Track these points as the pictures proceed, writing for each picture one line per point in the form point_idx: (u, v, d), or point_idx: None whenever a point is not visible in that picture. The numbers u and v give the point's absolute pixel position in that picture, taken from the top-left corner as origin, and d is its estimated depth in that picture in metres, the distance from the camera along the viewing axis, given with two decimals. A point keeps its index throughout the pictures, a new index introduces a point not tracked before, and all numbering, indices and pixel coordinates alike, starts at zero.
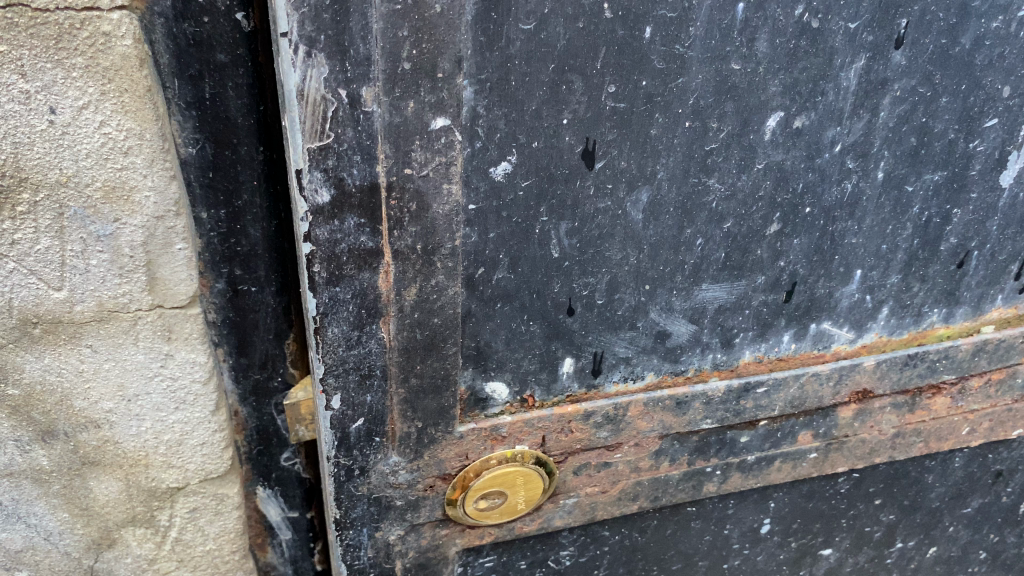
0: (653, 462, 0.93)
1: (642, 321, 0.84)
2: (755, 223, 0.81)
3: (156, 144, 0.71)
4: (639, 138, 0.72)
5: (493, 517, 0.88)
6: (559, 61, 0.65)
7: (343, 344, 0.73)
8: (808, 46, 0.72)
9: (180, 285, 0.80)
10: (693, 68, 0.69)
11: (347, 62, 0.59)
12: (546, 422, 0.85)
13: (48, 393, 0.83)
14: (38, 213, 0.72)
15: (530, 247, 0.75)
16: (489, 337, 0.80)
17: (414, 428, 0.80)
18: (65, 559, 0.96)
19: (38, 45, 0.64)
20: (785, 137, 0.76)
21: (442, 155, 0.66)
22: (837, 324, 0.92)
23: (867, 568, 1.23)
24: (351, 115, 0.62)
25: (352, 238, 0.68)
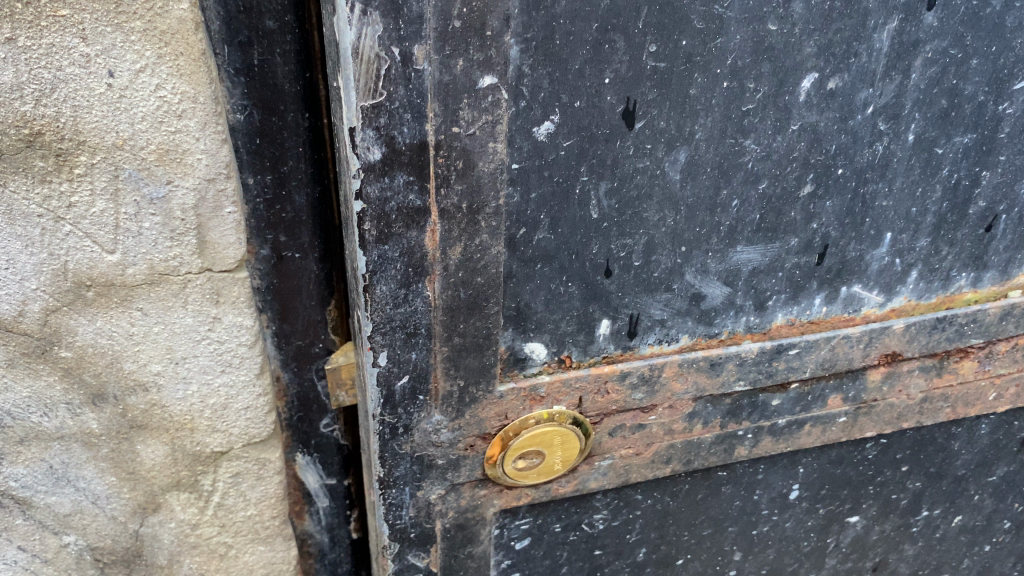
0: (686, 425, 0.95)
1: (678, 283, 0.86)
2: (790, 184, 0.83)
3: (209, 108, 0.73)
4: (679, 98, 0.74)
5: (531, 477, 0.90)
6: (602, 20, 0.67)
7: (391, 302, 0.75)
8: (842, 7, 0.73)
9: (228, 248, 0.83)
10: (731, 28, 0.71)
11: (400, 20, 0.61)
12: (584, 383, 0.87)
13: (99, 355, 0.85)
14: (95, 176, 0.74)
15: (570, 208, 0.77)
16: (529, 298, 0.81)
17: (456, 387, 0.82)
18: (111, 524, 0.99)
19: (99, 9, 0.66)
20: (819, 98, 0.78)
21: (489, 113, 0.68)
22: (867, 287, 0.93)
23: (893, 537, 1.24)
24: (402, 73, 0.63)
25: (401, 196, 0.69)
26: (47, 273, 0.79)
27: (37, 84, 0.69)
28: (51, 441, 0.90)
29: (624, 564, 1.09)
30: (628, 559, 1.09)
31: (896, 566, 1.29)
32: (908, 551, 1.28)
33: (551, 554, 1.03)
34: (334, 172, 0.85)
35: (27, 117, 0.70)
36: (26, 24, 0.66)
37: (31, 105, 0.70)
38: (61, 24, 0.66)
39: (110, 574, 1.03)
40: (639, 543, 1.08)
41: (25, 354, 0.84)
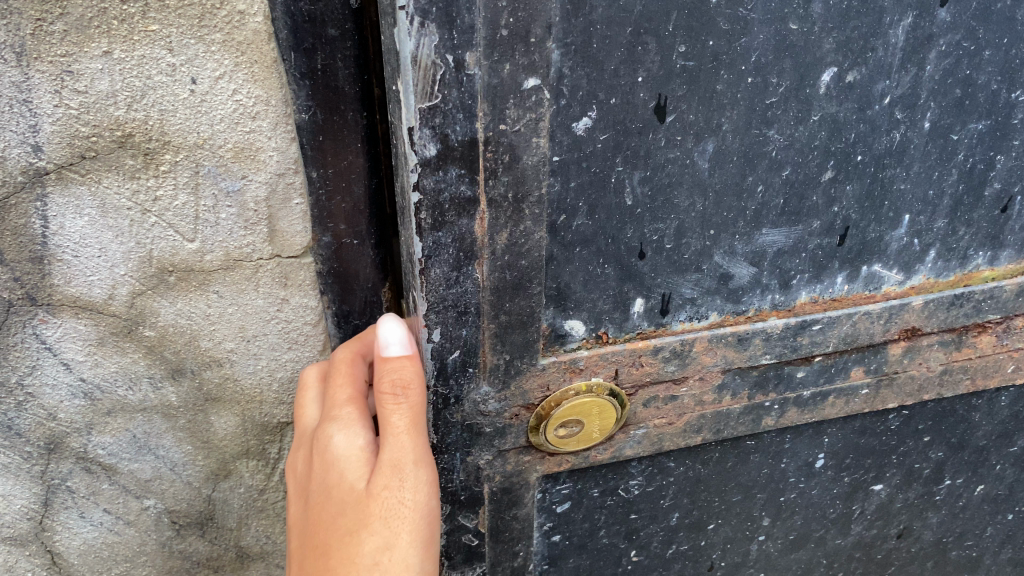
0: (716, 396, 1.02)
1: (707, 264, 0.92)
2: (812, 170, 0.89)
3: (280, 110, 0.82)
4: (706, 94, 0.80)
5: (572, 444, 0.98)
6: (635, 25, 0.74)
7: (444, 283, 0.81)
8: (858, 6, 0.79)
9: (296, 236, 0.91)
10: (755, 29, 0.77)
11: (453, 30, 0.67)
12: (620, 356, 0.94)
13: (179, 334, 0.94)
14: (178, 172, 0.83)
15: (606, 195, 0.83)
16: (569, 279, 0.88)
17: (502, 359, 0.90)
18: (187, 488, 1.08)
19: (185, 23, 0.75)
20: (838, 90, 0.84)
21: (532, 111, 0.74)
22: (887, 266, 0.99)
23: (917, 504, 1.30)
24: (455, 78, 0.70)
25: (454, 187, 0.76)
26: (134, 260, 0.88)
27: (129, 91, 0.77)
28: (136, 412, 1.00)
29: (659, 528, 1.16)
30: (662, 523, 1.16)
31: (920, 533, 1.35)
32: (932, 519, 1.34)
33: (590, 517, 1.11)
34: (389, 164, 0.91)
35: (119, 120, 0.79)
36: (121, 39, 0.75)
37: (123, 110, 0.78)
38: (152, 38, 0.75)
39: (185, 534, 1.13)
40: (672, 508, 1.15)
41: (113, 334, 0.93)
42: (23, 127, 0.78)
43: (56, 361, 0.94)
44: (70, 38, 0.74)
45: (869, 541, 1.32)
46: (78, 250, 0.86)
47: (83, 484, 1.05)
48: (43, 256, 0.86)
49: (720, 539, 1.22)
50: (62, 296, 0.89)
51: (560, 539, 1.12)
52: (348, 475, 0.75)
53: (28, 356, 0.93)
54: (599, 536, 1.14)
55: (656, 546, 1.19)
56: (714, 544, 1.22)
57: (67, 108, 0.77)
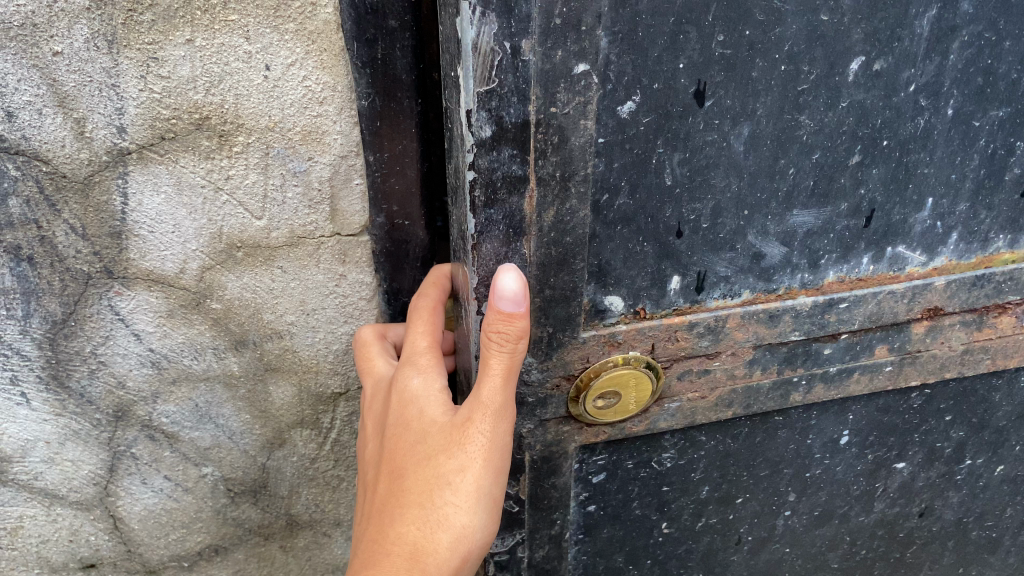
0: (747, 371, 1.06)
1: (741, 243, 0.97)
2: (840, 154, 0.94)
3: (345, 95, 0.89)
4: (742, 80, 0.86)
5: (609, 415, 1.02)
6: (678, 15, 0.80)
7: (494, 258, 0.85)
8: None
9: (355, 216, 0.97)
10: (788, 19, 0.83)
11: (512, 19, 0.72)
12: (657, 331, 0.98)
13: (243, 307, 1.00)
14: (249, 153, 0.89)
15: (647, 175, 0.89)
16: (610, 256, 0.93)
17: (546, 333, 0.94)
18: (243, 456, 1.14)
19: (261, 14, 0.82)
20: (865, 78, 0.89)
21: (581, 95, 0.79)
22: (910, 248, 1.03)
23: (938, 483, 1.35)
24: (512, 64, 0.74)
25: (506, 167, 0.79)
26: (205, 236, 0.94)
27: (207, 76, 0.84)
28: (199, 382, 1.05)
29: (690, 500, 1.21)
30: (692, 496, 1.21)
31: (940, 512, 1.39)
32: (953, 498, 1.38)
33: (624, 488, 1.16)
34: (440, 150, 0.97)
35: (198, 104, 0.85)
36: (203, 28, 0.81)
37: (202, 94, 0.85)
38: (231, 27, 0.82)
39: (239, 502, 1.18)
40: (703, 481, 1.20)
41: (183, 306, 0.99)
42: (110, 109, 0.84)
43: (128, 332, 0.99)
44: (157, 27, 0.80)
45: (892, 519, 1.36)
46: (154, 226, 0.92)
47: (147, 450, 1.09)
48: (121, 232, 0.92)
49: (748, 513, 1.27)
50: (137, 270, 0.95)
51: (595, 509, 1.17)
52: (428, 411, 0.82)
53: (102, 326, 0.98)
54: (632, 507, 1.20)
55: (686, 519, 1.24)
56: (742, 518, 1.27)
57: (150, 93, 0.84)
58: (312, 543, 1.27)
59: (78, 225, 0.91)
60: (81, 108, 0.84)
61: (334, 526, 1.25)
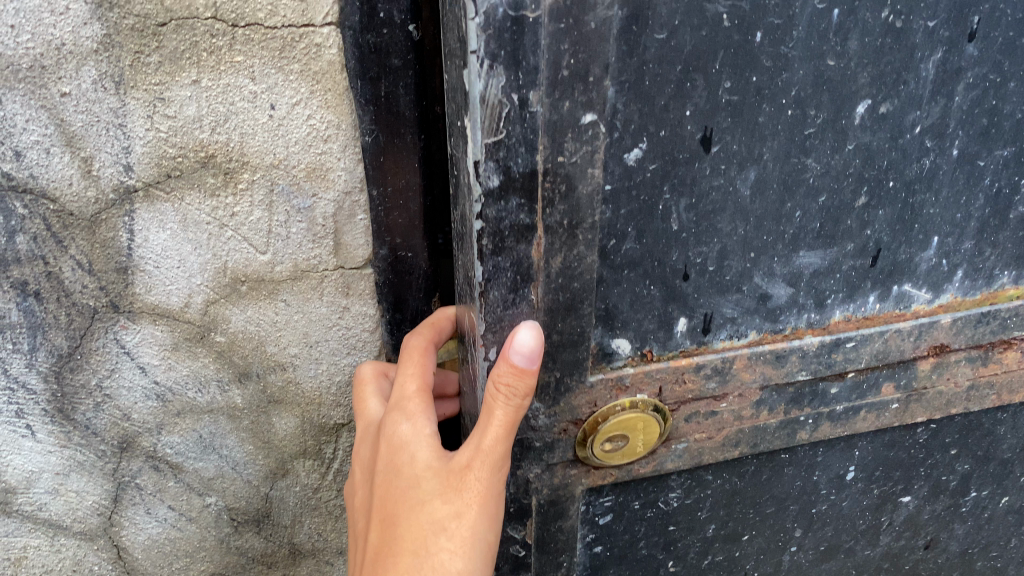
0: (754, 411, 1.01)
1: (747, 284, 0.92)
2: (846, 197, 0.90)
3: (350, 133, 0.89)
4: (749, 125, 0.81)
5: (617, 459, 0.96)
6: (685, 62, 0.75)
7: (502, 305, 0.78)
8: (892, 42, 0.81)
9: (358, 249, 0.97)
10: (796, 65, 0.79)
11: (519, 71, 0.66)
12: (664, 374, 0.93)
13: (248, 339, 1.01)
14: (254, 190, 0.90)
15: (653, 221, 0.84)
16: (617, 300, 0.88)
17: (553, 377, 0.87)
18: (246, 486, 1.14)
19: (267, 55, 0.82)
20: (872, 120, 0.85)
21: (588, 145, 0.74)
22: (917, 286, 1.00)
23: (944, 516, 1.34)
24: (519, 115, 0.68)
25: (514, 216, 0.74)
26: (210, 271, 0.95)
27: (213, 116, 0.84)
28: (203, 414, 1.06)
29: (696, 538, 1.19)
30: (698, 533, 1.19)
31: (946, 544, 1.38)
32: (958, 530, 1.37)
33: (631, 529, 1.13)
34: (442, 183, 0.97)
35: (203, 142, 0.86)
36: (209, 69, 0.82)
37: (208, 133, 0.85)
38: (236, 68, 0.82)
39: (242, 531, 1.18)
40: (709, 519, 1.18)
41: (187, 339, 0.99)
42: (117, 148, 0.85)
43: (133, 364, 0.99)
44: (164, 68, 0.81)
45: (896, 551, 1.35)
46: (159, 262, 0.93)
47: (151, 481, 1.10)
48: (128, 267, 0.93)
49: (754, 550, 1.25)
50: (143, 304, 0.95)
51: (602, 551, 1.14)
52: (418, 456, 0.78)
53: (107, 360, 0.98)
54: (638, 546, 1.17)
55: (693, 557, 1.21)
56: (748, 555, 1.25)
57: (157, 132, 0.84)
58: (314, 572, 1.27)
59: (85, 261, 0.92)
60: (88, 147, 0.84)
61: (337, 554, 1.25)
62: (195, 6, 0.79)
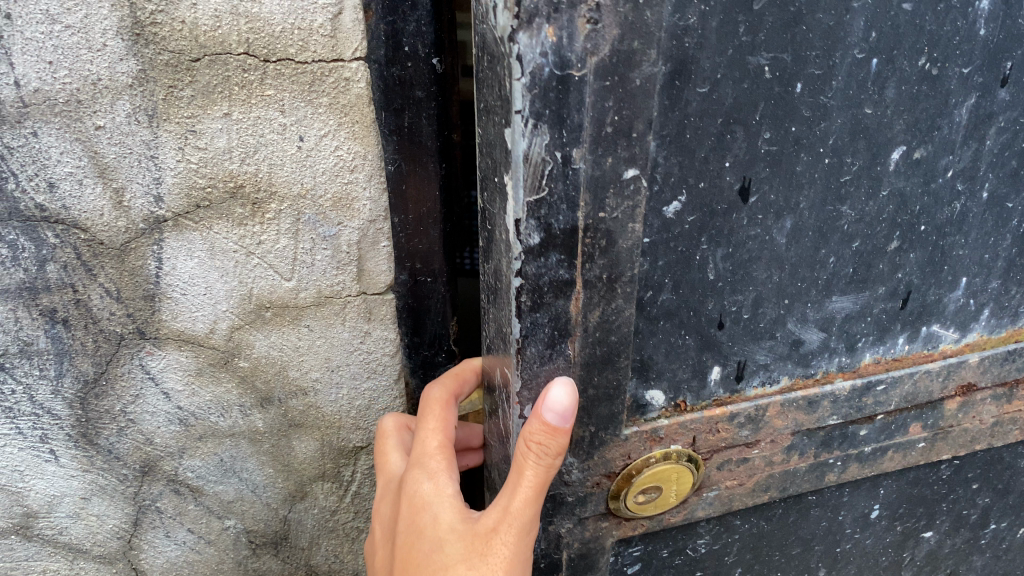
0: (785, 456, 0.94)
1: (781, 330, 0.86)
2: (879, 241, 0.84)
3: (376, 163, 0.90)
4: (787, 174, 0.76)
5: (649, 511, 0.89)
6: (725, 115, 0.69)
7: (538, 360, 0.71)
8: (928, 90, 0.76)
9: (381, 275, 0.98)
10: (834, 113, 0.74)
11: (563, 129, 0.60)
12: (698, 425, 0.86)
13: (270, 364, 1.01)
14: (281, 219, 0.90)
15: (691, 272, 0.77)
16: (652, 351, 0.81)
17: (588, 432, 0.80)
18: (265, 508, 1.14)
19: (297, 88, 0.83)
20: (906, 166, 0.80)
21: (631, 199, 0.67)
22: (945, 326, 0.95)
23: (963, 549, 1.33)
24: (562, 172, 0.62)
25: (553, 271, 0.67)
26: (236, 297, 0.95)
27: (243, 147, 0.85)
28: (225, 437, 1.06)
29: None
30: None
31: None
32: (976, 562, 1.36)
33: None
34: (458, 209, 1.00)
35: (233, 173, 0.87)
36: (240, 102, 0.83)
37: (237, 164, 0.86)
38: (266, 101, 0.83)
39: (261, 553, 1.19)
40: (736, 563, 1.11)
41: (211, 365, 1.00)
42: (148, 179, 0.86)
43: (157, 390, 1.00)
44: (196, 101, 0.82)
45: None
46: (187, 289, 0.94)
47: (171, 504, 1.10)
48: (155, 294, 0.93)
49: None
50: (169, 330, 0.96)
51: None
52: (441, 517, 0.74)
53: (132, 385, 0.99)
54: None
55: None
56: None
57: (187, 163, 0.85)
58: None
59: (113, 289, 0.92)
60: (121, 178, 0.85)
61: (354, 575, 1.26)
62: (228, 42, 0.79)
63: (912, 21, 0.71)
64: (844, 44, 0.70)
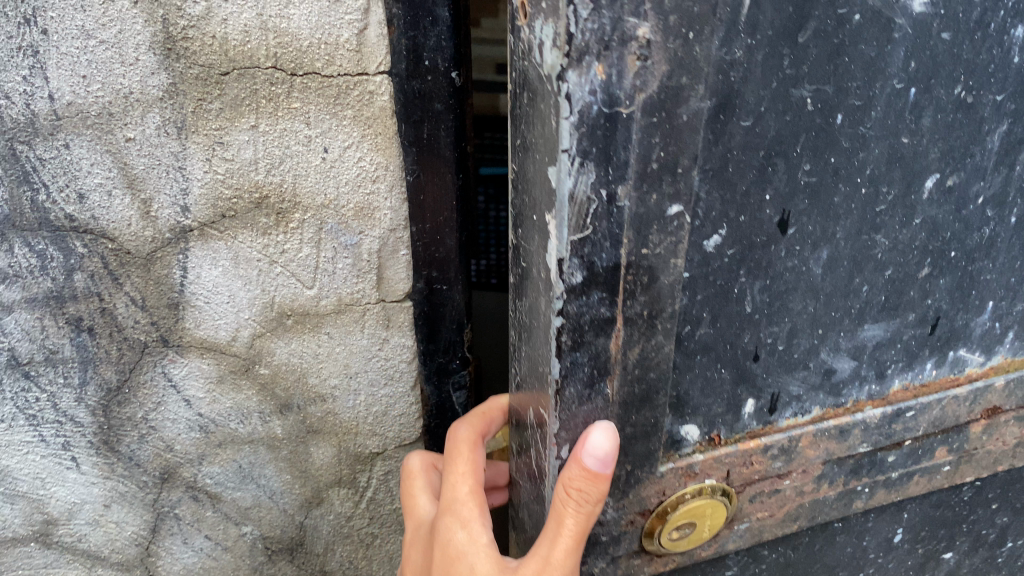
0: (815, 485, 0.89)
1: (814, 361, 0.81)
2: (911, 268, 0.79)
3: (398, 175, 0.90)
4: (825, 205, 0.71)
5: (682, 547, 0.85)
6: (766, 148, 0.65)
7: (577, 402, 0.66)
8: (963, 118, 0.72)
9: (399, 283, 0.98)
10: (872, 143, 0.69)
11: (609, 166, 0.55)
12: (733, 458, 0.82)
13: (290, 372, 1.02)
14: (305, 229, 0.91)
15: (728, 305, 0.73)
16: (688, 386, 0.77)
17: (624, 472, 0.75)
18: (282, 515, 1.14)
19: (322, 101, 0.83)
20: (939, 194, 0.76)
21: (675, 236, 0.62)
22: (972, 349, 0.91)
23: (982, 567, 1.31)
24: (607, 210, 0.56)
25: (594, 310, 0.61)
26: (258, 306, 0.96)
27: (269, 158, 0.86)
28: (244, 444, 1.07)
29: None
30: None
31: None
32: None
33: None
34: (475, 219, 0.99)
35: (259, 184, 0.87)
36: (267, 115, 0.83)
37: (263, 175, 0.87)
38: (293, 114, 0.84)
39: (276, 560, 1.19)
40: None
41: (232, 372, 1.01)
42: (176, 190, 0.86)
43: (178, 397, 1.01)
44: (224, 114, 0.83)
45: None
46: (210, 298, 0.94)
47: (189, 511, 1.11)
48: (180, 303, 0.94)
49: None
50: (192, 338, 0.97)
51: None
52: (476, 568, 0.71)
53: (154, 393, 1.00)
54: None
55: None
56: None
57: (214, 175, 0.86)
58: None
59: (138, 297, 0.93)
60: (149, 189, 0.86)
61: None
62: (257, 56, 0.80)
63: (950, 51, 0.67)
64: (884, 75, 0.66)
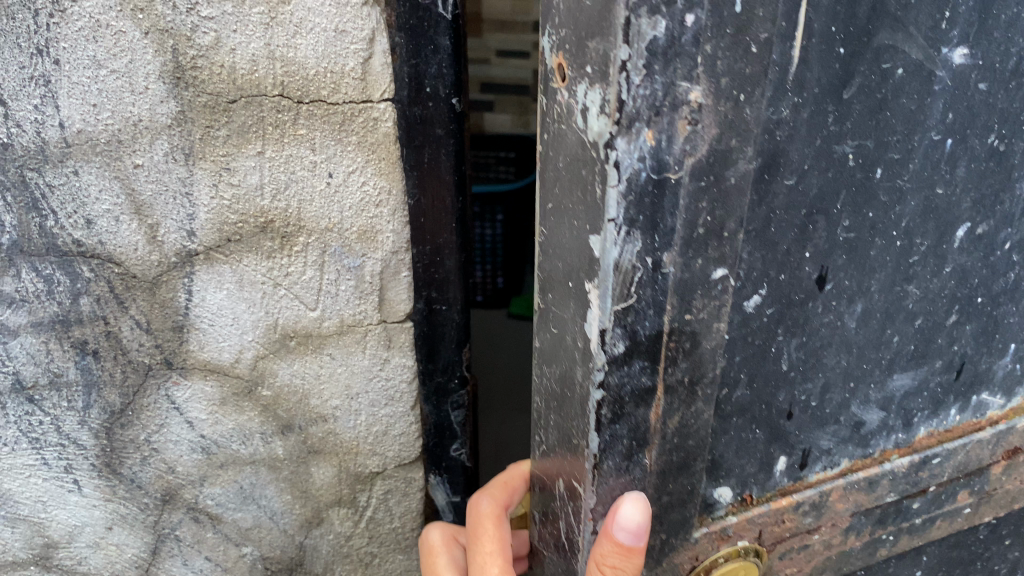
0: (843, 537, 0.86)
1: (845, 415, 0.79)
2: (940, 316, 0.78)
3: (401, 199, 0.88)
4: (862, 260, 0.69)
5: None
6: (809, 205, 0.63)
7: (614, 474, 0.63)
8: (994, 167, 0.71)
9: (400, 303, 0.96)
10: (909, 196, 0.67)
11: (656, 235, 0.53)
12: (765, 518, 0.79)
13: (292, 394, 1.00)
14: (308, 252, 0.89)
15: (765, 365, 0.70)
16: (723, 449, 0.74)
17: (659, 539, 0.72)
18: (282, 535, 1.12)
19: (328, 128, 0.82)
20: (969, 243, 0.74)
21: (716, 299, 0.60)
22: (994, 392, 0.89)
23: None
24: (652, 277, 0.54)
25: (636, 379, 0.59)
26: (261, 328, 0.94)
27: (274, 184, 0.84)
28: (246, 465, 1.05)
29: None
30: None
31: None
32: None
33: None
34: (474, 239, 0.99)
35: (264, 209, 0.85)
36: (273, 141, 0.82)
37: (269, 200, 0.85)
38: (299, 141, 0.82)
39: None
40: None
41: (235, 394, 0.99)
42: (182, 215, 0.84)
43: (181, 419, 0.99)
44: (231, 141, 0.81)
45: None
46: (215, 320, 0.92)
47: (190, 532, 1.09)
48: (183, 325, 0.92)
49: None
50: (196, 360, 0.95)
51: None
52: None
53: (157, 415, 0.98)
54: None
55: None
56: None
57: (220, 201, 0.84)
58: None
59: (144, 320, 0.91)
60: (156, 215, 0.84)
61: None
62: (264, 84, 0.78)
63: (986, 101, 0.66)
64: (923, 127, 0.64)
